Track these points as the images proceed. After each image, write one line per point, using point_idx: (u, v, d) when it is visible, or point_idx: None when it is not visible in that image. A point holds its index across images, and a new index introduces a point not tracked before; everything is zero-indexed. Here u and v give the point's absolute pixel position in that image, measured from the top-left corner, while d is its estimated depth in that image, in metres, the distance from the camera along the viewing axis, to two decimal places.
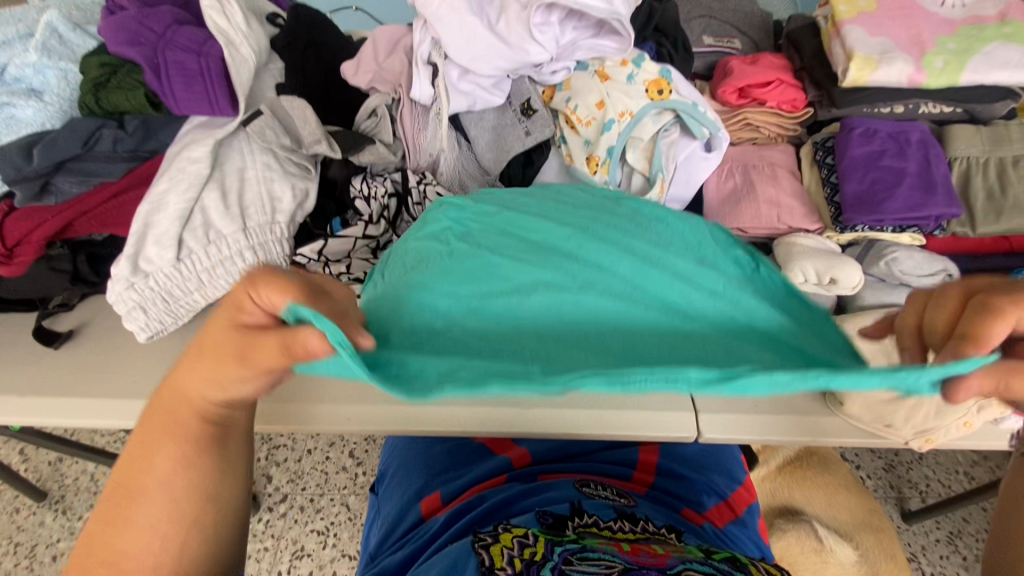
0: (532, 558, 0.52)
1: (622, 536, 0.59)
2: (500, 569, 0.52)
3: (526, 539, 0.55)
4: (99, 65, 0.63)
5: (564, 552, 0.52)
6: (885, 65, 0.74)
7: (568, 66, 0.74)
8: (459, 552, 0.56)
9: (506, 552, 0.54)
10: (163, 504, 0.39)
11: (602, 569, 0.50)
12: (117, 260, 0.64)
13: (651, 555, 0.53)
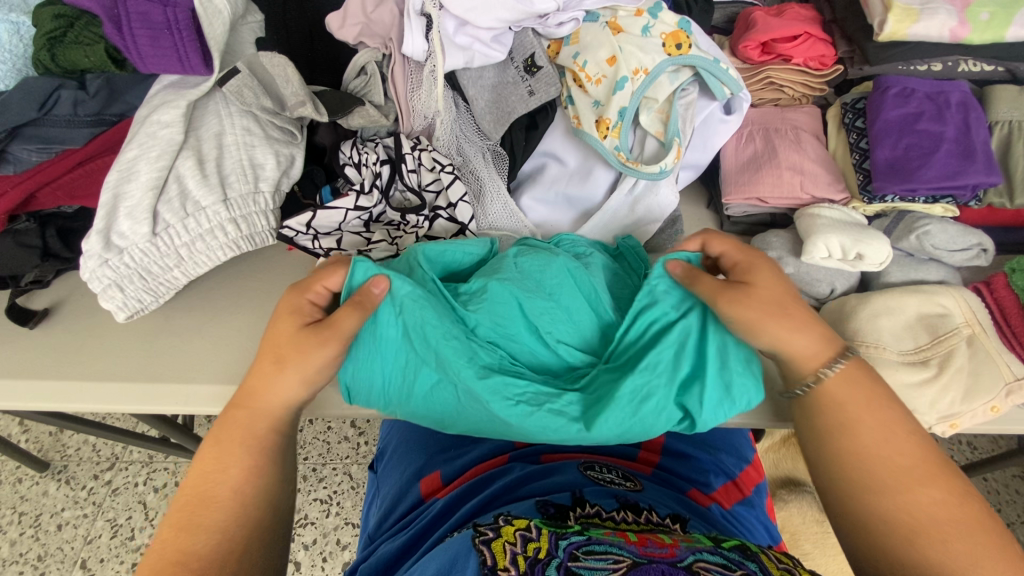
0: (535, 554, 0.49)
1: (626, 527, 0.56)
2: (502, 570, 0.48)
3: (530, 532, 0.52)
4: (53, 16, 0.55)
5: (569, 547, 0.50)
6: (927, 17, 0.67)
7: (576, 19, 0.66)
8: (460, 546, 0.53)
9: (508, 546, 0.51)
10: (228, 491, 0.47)
11: (609, 564, 0.47)
12: (86, 235, 0.59)
13: (659, 546, 0.51)
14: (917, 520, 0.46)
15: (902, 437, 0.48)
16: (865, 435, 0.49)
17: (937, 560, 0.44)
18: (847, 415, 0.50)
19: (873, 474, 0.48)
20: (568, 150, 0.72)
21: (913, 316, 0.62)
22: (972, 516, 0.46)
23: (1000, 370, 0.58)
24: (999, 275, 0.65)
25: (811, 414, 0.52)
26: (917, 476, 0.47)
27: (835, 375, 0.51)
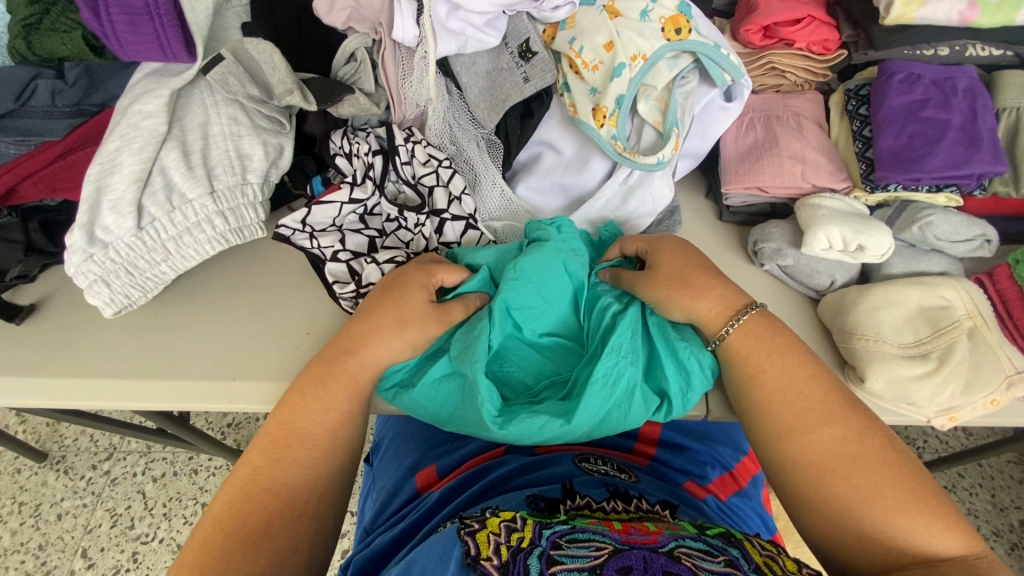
0: (519, 542, 0.49)
1: (613, 517, 0.56)
2: (485, 560, 0.48)
3: (514, 523, 0.51)
4: (28, 2, 0.55)
5: (552, 535, 0.49)
6: (935, 0, 0.65)
7: (573, 1, 0.64)
8: (446, 540, 0.52)
9: (493, 535, 0.50)
10: (324, 432, 0.52)
11: (591, 552, 0.47)
12: (69, 229, 0.57)
13: (643, 534, 0.51)
14: (820, 460, 0.48)
15: (800, 381, 0.52)
16: (768, 384, 0.52)
17: (841, 492, 0.47)
18: (751, 368, 0.54)
19: (781, 421, 0.51)
20: (564, 138, 0.70)
21: (914, 308, 0.61)
22: (873, 451, 0.48)
23: (1002, 362, 0.58)
24: (1003, 266, 0.64)
25: (726, 368, 0.56)
26: (819, 417, 0.50)
27: (738, 329, 0.55)
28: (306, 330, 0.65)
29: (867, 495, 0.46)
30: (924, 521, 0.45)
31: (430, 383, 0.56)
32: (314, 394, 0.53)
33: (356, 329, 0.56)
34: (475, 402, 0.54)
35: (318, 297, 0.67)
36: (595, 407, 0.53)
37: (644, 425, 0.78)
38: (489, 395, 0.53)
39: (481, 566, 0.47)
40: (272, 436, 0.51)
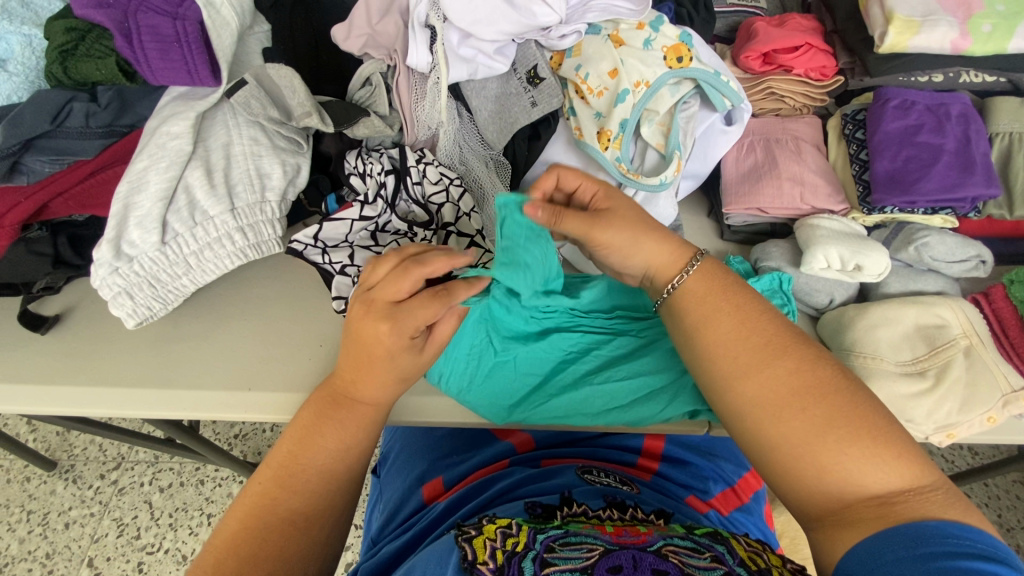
0: (513, 547, 0.50)
1: (608, 523, 0.57)
2: (481, 564, 0.49)
3: (509, 529, 0.52)
4: (65, 30, 0.57)
5: (546, 539, 0.50)
6: (928, 29, 0.67)
7: (579, 31, 0.67)
8: (444, 548, 0.54)
9: (488, 541, 0.51)
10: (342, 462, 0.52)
11: (584, 553, 0.48)
12: (97, 244, 0.60)
13: (633, 534, 0.52)
14: (774, 402, 0.46)
15: (753, 318, 0.50)
16: (715, 323, 0.50)
17: (798, 427, 0.45)
18: (701, 309, 0.51)
19: (747, 390, 0.48)
20: (569, 160, 0.73)
21: (910, 327, 0.62)
22: (823, 381, 0.47)
23: (998, 381, 0.59)
24: (998, 286, 0.65)
25: (674, 320, 0.53)
26: (771, 351, 0.48)
27: (691, 275, 0.53)
28: (319, 343, 0.67)
29: (823, 430, 0.44)
30: (882, 454, 0.43)
31: (482, 378, 0.61)
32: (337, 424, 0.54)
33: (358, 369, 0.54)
34: (516, 372, 0.61)
35: (331, 311, 0.69)
36: (649, 368, 0.60)
37: (647, 439, 0.79)
38: (554, 352, 0.62)
39: (478, 570, 0.49)
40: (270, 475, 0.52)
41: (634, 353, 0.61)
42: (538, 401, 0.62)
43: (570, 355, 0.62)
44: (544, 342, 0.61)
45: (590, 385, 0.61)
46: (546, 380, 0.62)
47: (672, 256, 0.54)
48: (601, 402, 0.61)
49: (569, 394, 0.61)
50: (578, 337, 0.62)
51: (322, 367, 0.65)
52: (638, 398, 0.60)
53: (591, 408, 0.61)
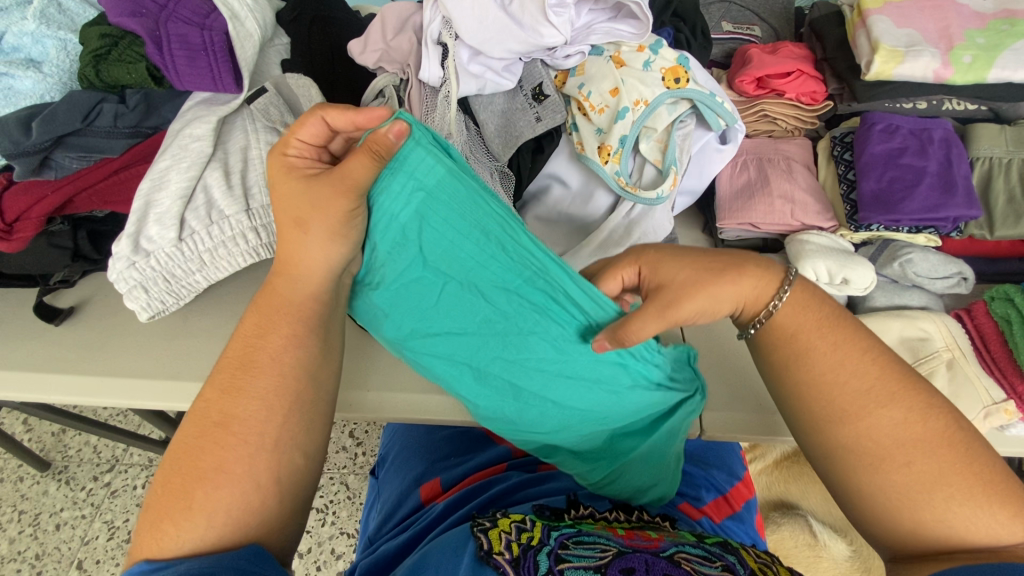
0: (528, 541, 0.52)
1: (617, 525, 0.58)
2: (497, 554, 0.51)
3: (524, 523, 0.54)
4: (100, 36, 0.60)
5: (560, 535, 0.52)
6: (911, 59, 0.71)
7: (583, 52, 0.71)
8: (459, 539, 0.56)
9: (503, 535, 0.53)
10: None
11: (597, 553, 0.50)
12: (119, 239, 0.63)
13: (645, 538, 0.54)
14: (877, 448, 0.49)
15: (857, 360, 0.51)
16: (816, 365, 0.51)
17: (899, 479, 0.48)
18: (798, 349, 0.52)
19: (843, 441, 0.50)
20: (572, 173, 0.76)
21: (895, 340, 0.65)
22: (935, 433, 0.48)
23: (979, 393, 0.61)
24: (980, 302, 0.68)
25: (765, 353, 0.55)
26: (876, 400, 0.49)
27: (784, 305, 0.53)
28: None
29: (928, 484, 0.47)
30: (988, 506, 0.47)
31: (391, 287, 0.52)
32: (250, 383, 0.51)
33: (285, 317, 0.53)
34: (418, 301, 0.52)
35: None
36: (559, 380, 0.53)
37: None
38: (477, 313, 0.51)
39: (494, 560, 0.51)
40: (198, 426, 0.51)
41: (551, 364, 0.52)
42: (446, 350, 0.54)
43: (504, 328, 0.51)
44: (478, 284, 0.50)
45: (507, 363, 0.53)
46: (463, 333, 0.52)
47: (767, 285, 0.53)
48: (510, 384, 0.54)
49: (471, 356, 0.53)
50: (513, 320, 0.51)
51: None
52: (546, 395, 0.54)
53: (500, 385, 0.54)
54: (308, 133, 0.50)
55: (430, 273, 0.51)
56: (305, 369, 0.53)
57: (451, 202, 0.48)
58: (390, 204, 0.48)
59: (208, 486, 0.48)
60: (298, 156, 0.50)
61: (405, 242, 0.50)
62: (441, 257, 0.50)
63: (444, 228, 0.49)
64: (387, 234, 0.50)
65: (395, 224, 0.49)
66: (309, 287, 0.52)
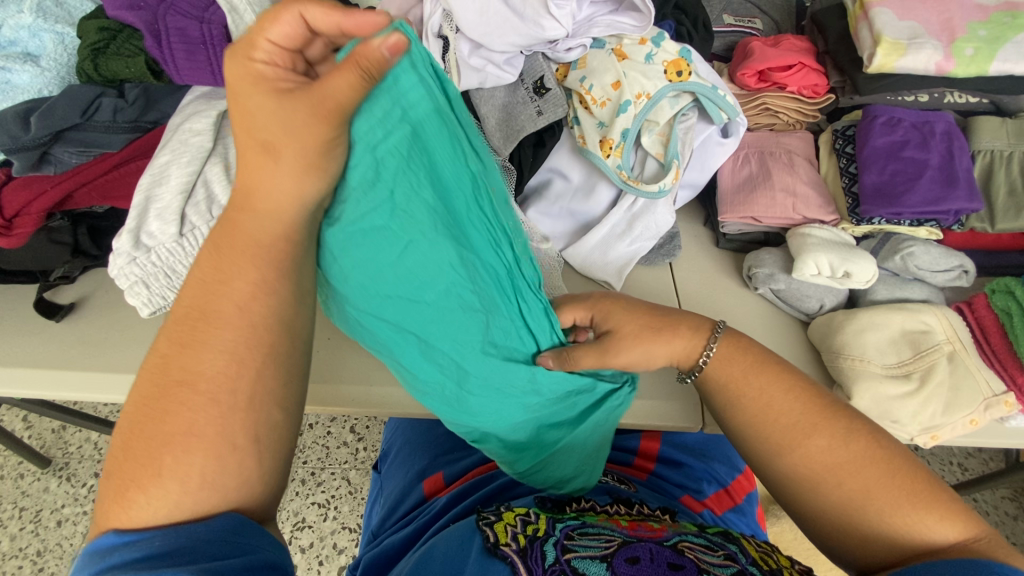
0: (534, 533, 0.52)
1: (619, 517, 0.58)
2: (503, 546, 0.51)
3: (528, 516, 0.55)
4: (98, 29, 0.60)
5: (564, 527, 0.53)
6: (913, 51, 0.71)
7: (584, 44, 0.70)
8: (464, 530, 0.56)
9: (508, 528, 0.53)
10: None
11: (602, 543, 0.50)
12: (119, 234, 0.62)
13: (648, 529, 0.54)
14: (814, 474, 0.50)
15: (781, 399, 0.53)
16: (744, 412, 0.54)
17: (834, 499, 0.49)
18: (727, 396, 0.55)
19: (782, 472, 0.52)
20: (573, 166, 0.76)
21: (896, 332, 0.65)
22: (864, 454, 0.49)
23: (979, 385, 0.62)
24: (980, 295, 0.68)
25: (709, 394, 0.57)
26: (803, 431, 0.51)
27: (712, 359, 0.56)
28: (329, 337, 0.69)
29: (861, 502, 0.48)
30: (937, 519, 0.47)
31: (338, 236, 0.45)
32: (216, 333, 0.44)
33: (248, 257, 0.44)
34: (370, 256, 0.45)
35: None
36: (503, 366, 0.51)
37: (643, 440, 0.81)
38: (438, 280, 0.47)
39: (501, 551, 0.51)
40: (154, 384, 0.43)
41: (496, 351, 0.51)
42: (396, 318, 0.48)
43: (463, 302, 0.48)
44: (444, 253, 0.46)
45: (456, 342, 0.49)
46: (420, 301, 0.47)
47: (692, 340, 0.57)
48: (454, 363, 0.51)
49: (422, 329, 0.48)
50: (470, 295, 0.48)
51: (331, 358, 0.68)
52: (492, 380, 0.52)
53: (445, 362, 0.51)
54: (280, 32, 0.40)
55: (395, 227, 0.44)
56: (279, 317, 0.45)
57: (432, 142, 0.42)
58: (364, 135, 0.41)
59: (176, 450, 0.41)
60: (265, 63, 0.40)
61: (372, 183, 0.43)
62: (410, 210, 0.44)
63: (425, 182, 0.43)
64: (352, 172, 0.42)
65: (365, 163, 0.42)
66: (272, 226, 0.43)
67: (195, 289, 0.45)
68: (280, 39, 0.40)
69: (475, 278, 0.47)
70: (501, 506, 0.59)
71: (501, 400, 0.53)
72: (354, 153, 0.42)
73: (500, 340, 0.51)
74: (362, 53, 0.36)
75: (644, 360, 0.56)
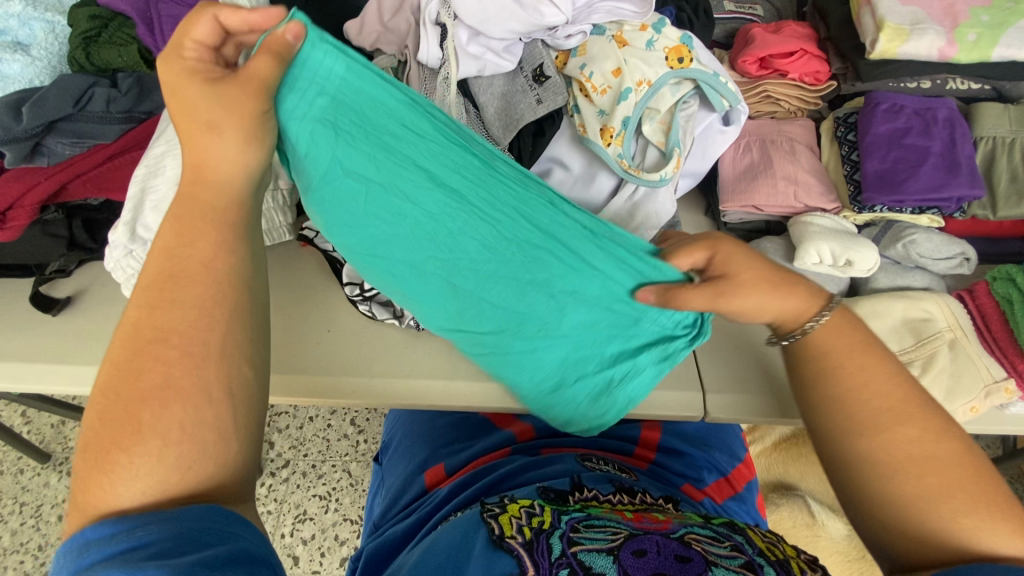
0: (539, 525, 0.52)
1: (623, 508, 0.58)
2: (509, 538, 0.51)
3: (533, 508, 0.55)
4: (89, 17, 0.59)
5: (570, 520, 0.53)
6: (916, 37, 0.70)
7: (584, 31, 0.69)
8: (470, 522, 0.56)
9: (514, 519, 0.53)
10: None
11: (608, 535, 0.50)
12: (115, 226, 0.61)
13: (654, 521, 0.54)
14: (894, 460, 0.48)
15: (881, 381, 0.51)
16: (841, 382, 0.52)
17: (910, 491, 0.47)
18: (824, 367, 0.54)
19: (856, 451, 0.50)
20: (574, 155, 0.75)
21: (899, 321, 0.65)
22: (955, 454, 0.48)
23: (981, 372, 0.62)
24: (981, 283, 0.68)
25: (797, 364, 0.56)
26: (895, 417, 0.50)
27: (820, 327, 0.54)
28: (328, 329, 0.69)
29: (937, 498, 0.46)
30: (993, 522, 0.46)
31: (319, 196, 0.55)
32: (185, 293, 0.45)
33: (206, 222, 0.47)
34: (349, 205, 0.55)
35: (340, 298, 0.72)
36: (513, 286, 0.57)
37: (644, 430, 0.82)
38: (415, 210, 0.55)
39: (506, 543, 0.51)
40: (153, 378, 0.43)
41: (508, 275, 0.57)
42: (387, 254, 0.57)
43: (448, 230, 0.56)
44: (410, 190, 0.55)
45: (460, 267, 0.57)
46: (405, 236, 0.56)
47: (808, 305, 0.55)
48: (456, 287, 0.57)
49: (414, 260, 0.57)
50: (456, 220, 0.56)
51: (332, 350, 0.68)
52: (501, 305, 0.58)
53: (443, 291, 0.58)
54: (201, 32, 0.47)
55: (358, 172, 0.54)
56: (239, 278, 0.48)
57: (360, 95, 0.52)
58: (293, 105, 0.50)
59: (154, 406, 0.42)
60: (197, 58, 0.47)
61: (331, 142, 0.52)
62: (365, 154, 0.53)
63: (367, 136, 0.53)
64: (300, 139, 0.51)
65: (305, 125, 0.51)
66: (226, 194, 0.48)
67: (158, 258, 0.47)
68: (204, 36, 0.47)
69: (461, 204, 0.55)
70: (505, 497, 0.59)
71: (529, 326, 0.58)
72: (299, 123, 0.51)
73: (508, 260, 0.56)
74: (275, 42, 0.47)
75: (751, 313, 0.54)
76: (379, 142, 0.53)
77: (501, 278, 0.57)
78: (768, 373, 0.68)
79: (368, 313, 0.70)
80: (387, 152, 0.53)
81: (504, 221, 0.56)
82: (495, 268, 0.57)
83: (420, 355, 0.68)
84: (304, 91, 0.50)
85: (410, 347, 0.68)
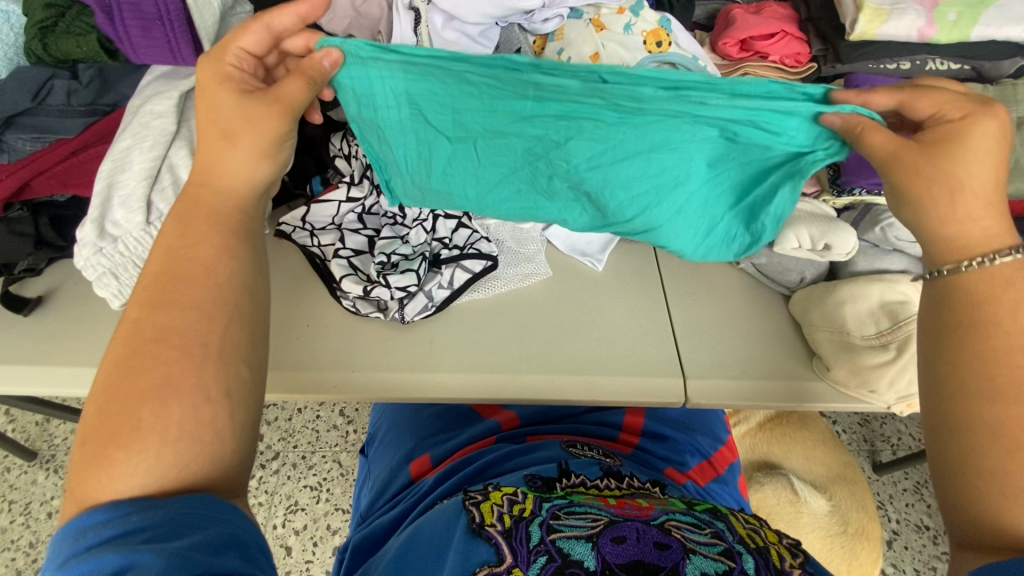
0: (519, 514, 0.53)
1: (607, 494, 0.59)
2: (488, 526, 0.52)
3: (515, 496, 0.55)
4: (44, 5, 0.56)
5: (552, 507, 0.53)
6: (896, 18, 0.70)
7: (561, 15, 0.68)
8: (449, 514, 0.56)
9: (496, 507, 0.54)
10: None
11: (588, 522, 0.51)
12: (82, 223, 0.60)
13: (636, 507, 0.54)
14: None
15: None
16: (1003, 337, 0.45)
17: None
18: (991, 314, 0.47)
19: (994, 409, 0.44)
20: None
21: (877, 304, 0.65)
22: None
23: None
24: None
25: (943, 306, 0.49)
26: None
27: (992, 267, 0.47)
28: (307, 324, 0.68)
29: None
30: None
31: (440, 170, 0.61)
32: (191, 288, 0.48)
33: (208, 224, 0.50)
34: (462, 164, 0.60)
35: (319, 292, 0.71)
36: (637, 169, 0.55)
37: (628, 416, 0.82)
38: (522, 138, 0.54)
39: (485, 532, 0.51)
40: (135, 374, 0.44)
41: (628, 164, 0.55)
42: (515, 183, 0.61)
43: (553, 148, 0.55)
44: (496, 123, 0.53)
45: (575, 176, 0.57)
46: (516, 170, 0.59)
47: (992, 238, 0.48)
48: (581, 189, 0.59)
49: (535, 181, 0.60)
50: (558, 132, 0.53)
51: (313, 344, 0.67)
52: (625, 194, 0.58)
53: (577, 196, 0.60)
54: (249, 40, 0.52)
55: (450, 131, 0.56)
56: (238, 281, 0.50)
57: (409, 74, 0.50)
58: (362, 108, 0.54)
59: (153, 404, 0.43)
60: (235, 66, 0.52)
61: (419, 122, 0.55)
62: (449, 115, 0.54)
63: (444, 107, 0.53)
64: (393, 133, 0.57)
65: (388, 114, 0.54)
66: (231, 202, 0.52)
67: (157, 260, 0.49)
68: (249, 45, 0.52)
69: (558, 119, 0.51)
70: (489, 486, 0.59)
71: (659, 200, 0.58)
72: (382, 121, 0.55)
73: (627, 139, 0.52)
74: (310, 64, 0.49)
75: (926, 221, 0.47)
76: (454, 103, 0.52)
77: (623, 167, 0.55)
78: (748, 358, 0.68)
79: (352, 308, 0.69)
80: (466, 107, 0.52)
81: (601, 113, 0.50)
82: (616, 160, 0.54)
83: (402, 348, 0.67)
84: (366, 100, 0.53)
85: (391, 340, 0.68)
